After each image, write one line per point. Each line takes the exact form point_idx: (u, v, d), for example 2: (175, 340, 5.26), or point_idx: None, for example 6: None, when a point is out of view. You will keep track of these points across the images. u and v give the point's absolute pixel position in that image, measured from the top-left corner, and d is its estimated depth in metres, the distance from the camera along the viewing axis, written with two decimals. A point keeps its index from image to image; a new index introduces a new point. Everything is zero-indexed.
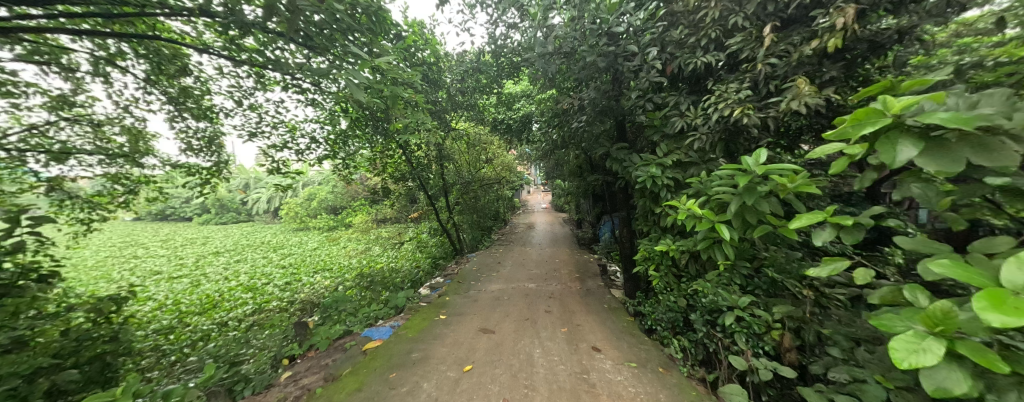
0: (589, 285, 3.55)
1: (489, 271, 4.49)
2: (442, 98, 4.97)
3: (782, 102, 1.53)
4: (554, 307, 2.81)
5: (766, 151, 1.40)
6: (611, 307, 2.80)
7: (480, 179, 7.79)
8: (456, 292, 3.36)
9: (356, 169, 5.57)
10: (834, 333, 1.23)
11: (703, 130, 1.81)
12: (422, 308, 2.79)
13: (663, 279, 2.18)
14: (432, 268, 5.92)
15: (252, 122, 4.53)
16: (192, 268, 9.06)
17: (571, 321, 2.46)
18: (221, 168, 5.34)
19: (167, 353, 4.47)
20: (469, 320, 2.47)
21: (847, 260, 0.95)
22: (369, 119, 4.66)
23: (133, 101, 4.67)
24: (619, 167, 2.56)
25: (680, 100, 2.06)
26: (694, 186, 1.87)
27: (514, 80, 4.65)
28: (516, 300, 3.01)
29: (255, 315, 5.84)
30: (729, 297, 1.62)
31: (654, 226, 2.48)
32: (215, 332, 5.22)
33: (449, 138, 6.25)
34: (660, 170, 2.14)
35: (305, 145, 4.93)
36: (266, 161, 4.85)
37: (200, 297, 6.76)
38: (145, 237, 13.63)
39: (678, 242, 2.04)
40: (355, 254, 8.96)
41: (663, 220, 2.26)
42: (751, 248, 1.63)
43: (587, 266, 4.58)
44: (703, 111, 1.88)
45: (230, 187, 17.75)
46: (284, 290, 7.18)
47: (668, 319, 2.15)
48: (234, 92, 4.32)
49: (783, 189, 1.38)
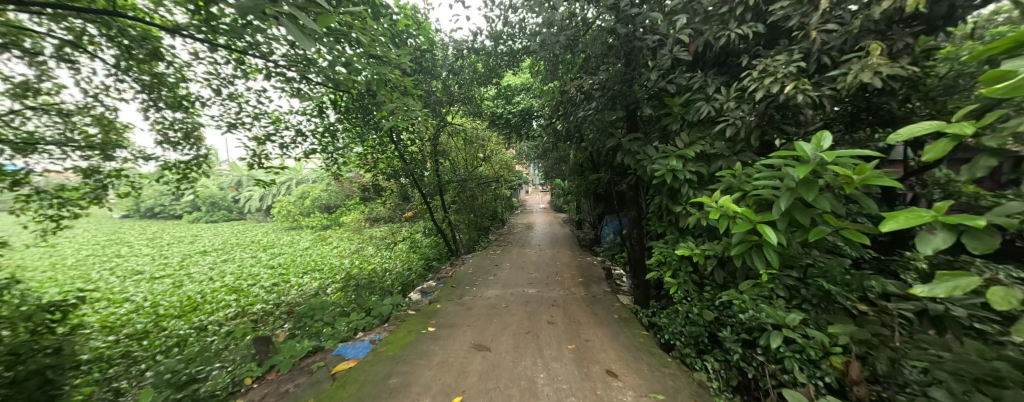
0: (595, 291, 3.27)
1: (486, 274, 4.21)
2: (437, 89, 4.68)
3: (842, 77, 1.26)
4: (557, 317, 2.53)
5: (828, 136, 1.13)
6: (622, 318, 2.51)
7: (477, 177, 7.49)
8: (448, 298, 3.07)
9: (346, 165, 5.28)
10: (931, 369, 0.95)
11: (738, 114, 1.53)
12: (410, 318, 2.49)
13: (684, 288, 1.91)
14: (425, 270, 5.61)
15: (232, 112, 4.21)
16: (176, 268, 8.69)
17: (579, 336, 2.16)
18: (201, 162, 5.00)
19: (137, 361, 4.14)
20: (462, 334, 2.18)
21: (984, 278, 0.64)
22: (359, 111, 4.36)
23: (104, 88, 4.34)
24: (632, 160, 2.29)
25: (706, 81, 1.79)
26: (727, 180, 1.61)
27: (515, 71, 4.36)
28: (515, 309, 2.72)
29: (237, 319, 5.50)
30: (774, 313, 1.34)
31: (671, 227, 2.22)
32: (192, 338, 4.89)
33: (444, 133, 5.96)
34: (682, 163, 1.88)
35: (290, 138, 4.63)
36: (247, 156, 4.52)
37: (181, 299, 6.40)
38: (129, 235, 13.18)
39: (703, 246, 1.77)
40: (347, 255, 8.64)
41: (683, 220, 2.00)
42: (799, 253, 1.37)
43: (591, 270, 4.31)
44: (736, 93, 1.62)
45: (220, 184, 17.32)
46: (270, 292, 6.83)
47: (691, 334, 1.88)
48: (213, 79, 4.01)
49: (848, 184, 1.10)
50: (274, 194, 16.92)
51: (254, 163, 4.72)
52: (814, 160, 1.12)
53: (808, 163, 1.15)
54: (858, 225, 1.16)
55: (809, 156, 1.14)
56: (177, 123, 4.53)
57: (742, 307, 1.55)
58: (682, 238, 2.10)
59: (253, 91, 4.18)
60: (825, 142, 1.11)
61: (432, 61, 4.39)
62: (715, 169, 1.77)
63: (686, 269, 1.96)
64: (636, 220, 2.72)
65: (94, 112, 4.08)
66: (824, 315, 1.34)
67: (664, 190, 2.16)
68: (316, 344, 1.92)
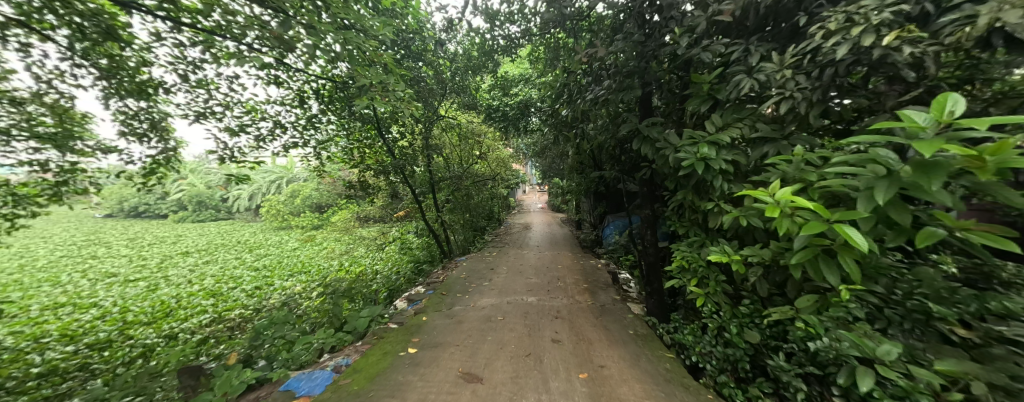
0: (602, 299, 2.95)
1: (480, 278, 3.87)
2: (427, 76, 4.34)
3: (953, 27, 0.95)
4: (563, 333, 2.19)
5: (955, 99, 0.78)
6: (639, 335, 2.17)
7: (473, 175, 7.14)
8: (436, 308, 2.72)
9: (330, 161, 4.89)
10: None
11: (796, 86, 1.23)
12: (390, 335, 2.14)
13: (718, 301, 1.59)
14: (415, 274, 5.24)
15: (201, 100, 3.80)
16: (153, 271, 8.20)
17: (591, 360, 1.82)
18: (169, 157, 4.55)
19: (94, 375, 3.72)
20: (449, 357, 1.83)
21: None
22: (343, 100, 3.98)
23: (59, 74, 3.92)
24: (651, 149, 1.96)
25: (748, 50, 1.48)
26: (780, 169, 1.28)
27: (512, 59, 4.04)
28: (512, 322, 2.38)
29: (212, 326, 5.10)
30: (857, 342, 1.00)
31: (696, 229, 1.90)
32: (160, 348, 4.47)
33: (436, 127, 5.60)
34: (715, 150, 1.57)
35: (266, 129, 4.24)
36: (218, 149, 4.09)
37: (153, 304, 5.95)
38: (108, 235, 12.56)
39: (744, 252, 1.44)
40: (336, 256, 8.23)
41: (713, 219, 1.68)
42: (883, 261, 1.06)
43: (594, 273, 4.00)
44: (791, 61, 1.31)
45: (207, 183, 16.74)
46: (251, 296, 6.40)
47: (728, 359, 1.55)
48: (180, 64, 3.62)
49: (985, 169, 0.76)
50: (262, 193, 16.39)
51: (226, 157, 4.30)
52: (933, 135, 0.79)
53: (918, 140, 0.83)
54: (989, 227, 0.83)
55: (924, 130, 0.81)
56: (140, 112, 4.09)
57: (803, 330, 1.24)
58: (712, 241, 1.79)
59: (224, 77, 3.78)
60: (951, 108, 0.78)
61: (423, 45, 4.04)
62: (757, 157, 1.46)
63: (719, 279, 1.64)
64: (651, 219, 2.40)
65: (45, 99, 3.57)
66: (920, 343, 1.02)
67: (689, 185, 1.84)
68: (261, 375, 1.54)
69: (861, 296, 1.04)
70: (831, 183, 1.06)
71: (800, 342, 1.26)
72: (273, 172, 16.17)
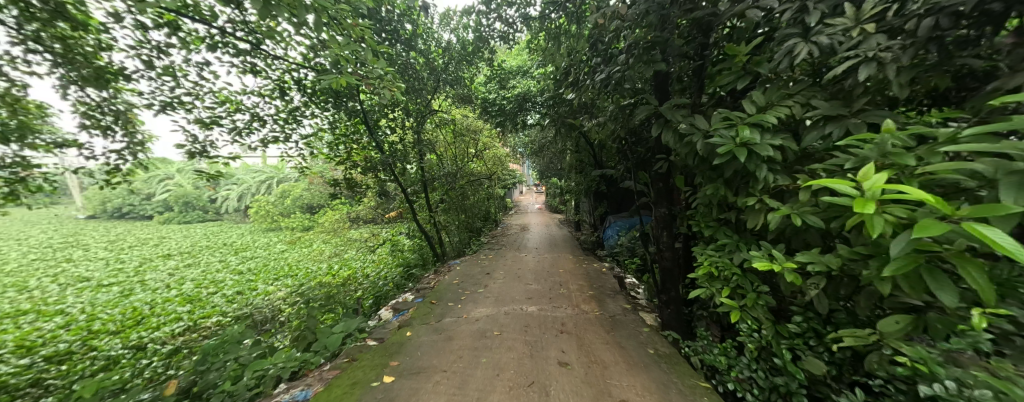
0: (611, 309, 2.66)
1: (475, 284, 3.56)
2: (416, 62, 4.06)
3: None
4: (571, 352, 1.89)
5: None
6: (659, 355, 1.88)
7: (467, 174, 6.85)
8: (424, 320, 2.41)
9: (314, 157, 4.55)
10: None
11: (886, 42, 0.95)
12: (366, 357, 1.82)
13: (761, 318, 1.32)
14: (405, 279, 4.91)
15: (167, 88, 3.44)
16: (129, 275, 7.73)
17: (609, 392, 1.52)
18: (136, 153, 4.14)
19: (45, 394, 3.30)
20: (432, 389, 1.52)
21: None
22: (326, 89, 3.67)
23: (10, 60, 3.54)
24: (674, 135, 1.68)
25: (804, 8, 1.23)
26: (857, 154, 0.99)
27: (509, 47, 3.80)
28: (510, 339, 2.07)
29: (186, 336, 4.71)
30: (1002, 389, 0.70)
31: (726, 230, 1.64)
32: (125, 360, 4.05)
33: (430, 123, 5.34)
34: (759, 133, 1.29)
35: (243, 121, 3.90)
36: (188, 143, 3.70)
37: (124, 311, 5.53)
38: (87, 237, 11.99)
39: (800, 259, 1.17)
40: (325, 259, 7.89)
41: (751, 218, 1.41)
42: (1015, 273, 0.79)
43: (598, 278, 3.73)
44: (870, 14, 1.05)
45: (193, 183, 16.26)
46: (231, 302, 6.02)
47: (778, 391, 1.28)
48: (144, 47, 3.29)
49: None
50: (251, 193, 15.95)
51: (197, 152, 3.92)
52: None
53: None
54: None
55: None
56: (104, 103, 3.68)
57: (890, 360, 0.97)
58: (748, 245, 1.52)
59: (194, 64, 3.46)
60: None
61: (414, 29, 3.78)
62: (812, 142, 1.20)
63: (761, 290, 1.37)
64: (667, 219, 2.14)
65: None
66: None
67: (720, 178, 1.57)
68: None
69: (992, 321, 0.76)
70: (938, 169, 0.79)
71: (888, 376, 0.98)
72: (263, 172, 15.80)
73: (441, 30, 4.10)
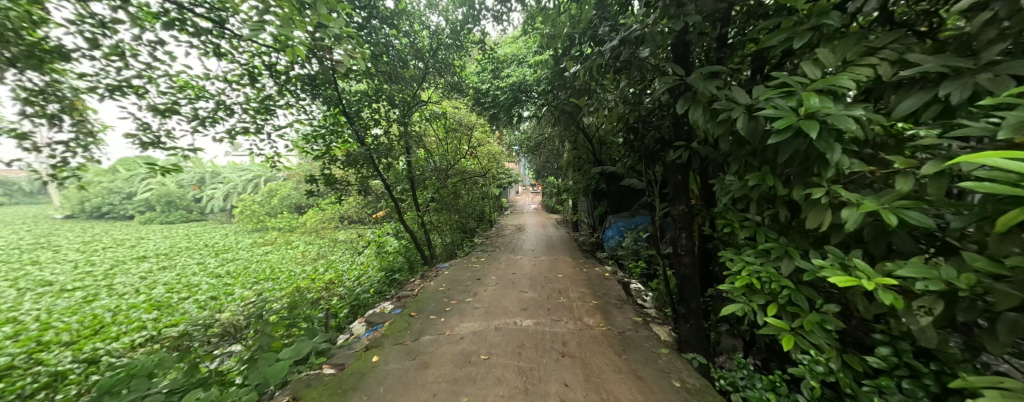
0: (618, 323, 2.32)
1: (462, 293, 3.19)
2: (401, 45, 3.73)
3: None
4: (576, 387, 1.54)
5: None
6: (687, 390, 1.53)
7: (460, 171, 6.50)
8: (397, 341, 2.04)
9: (291, 151, 4.14)
10: None
11: None
12: (312, 396, 1.47)
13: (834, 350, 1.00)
14: (389, 285, 4.50)
15: (115, 70, 3.03)
16: (96, 278, 7.20)
17: None
18: (86, 145, 3.67)
19: None
20: None
21: None
22: (301, 74, 3.29)
23: None
24: (704, 113, 1.35)
25: None
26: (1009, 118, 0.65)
27: (502, 30, 3.48)
28: (496, 368, 1.72)
29: (148, 347, 4.27)
30: None
31: (769, 232, 1.32)
32: (74, 376, 3.52)
33: (419, 115, 5.01)
34: (833, 101, 0.95)
35: (207, 109, 3.48)
36: (140, 132, 3.26)
37: (82, 318, 5.03)
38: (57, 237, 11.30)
39: (900, 274, 0.82)
40: (309, 262, 7.46)
41: (811, 216, 1.09)
42: None
43: (601, 284, 3.42)
44: None
45: (177, 181, 15.71)
46: (203, 309, 5.60)
47: None
48: (88, 21, 2.88)
49: None
50: (237, 192, 15.45)
51: (154, 144, 3.47)
52: None
53: None
54: None
55: None
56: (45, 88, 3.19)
57: None
58: (802, 251, 1.20)
59: (147, 43, 3.05)
60: None
61: (399, 10, 3.47)
62: (908, 112, 0.87)
63: (829, 311, 1.05)
64: (686, 219, 1.80)
65: None
66: None
67: (764, 166, 1.24)
68: None
69: None
70: None
71: None
72: (251, 170, 15.34)
73: (430, 12, 3.78)
